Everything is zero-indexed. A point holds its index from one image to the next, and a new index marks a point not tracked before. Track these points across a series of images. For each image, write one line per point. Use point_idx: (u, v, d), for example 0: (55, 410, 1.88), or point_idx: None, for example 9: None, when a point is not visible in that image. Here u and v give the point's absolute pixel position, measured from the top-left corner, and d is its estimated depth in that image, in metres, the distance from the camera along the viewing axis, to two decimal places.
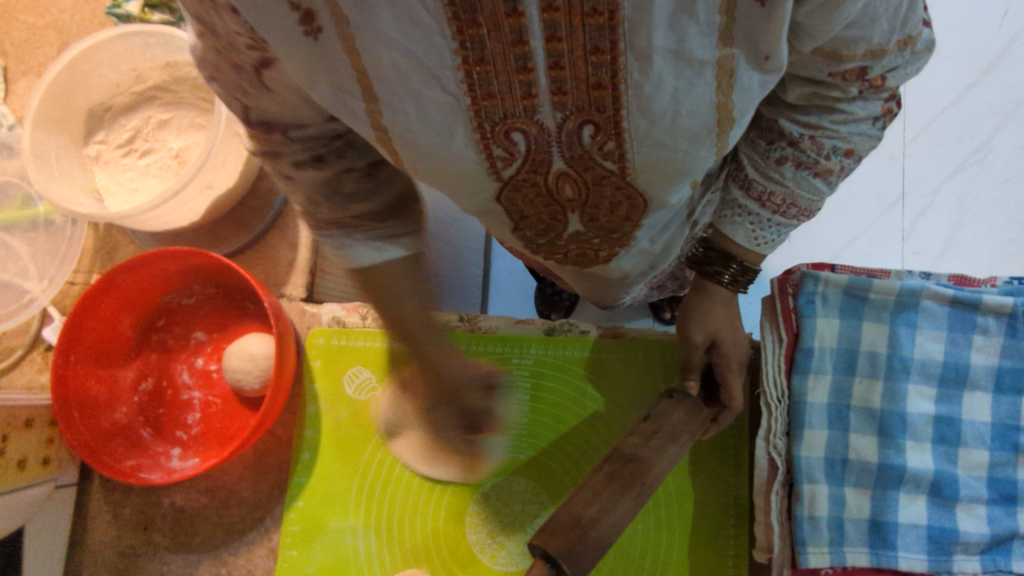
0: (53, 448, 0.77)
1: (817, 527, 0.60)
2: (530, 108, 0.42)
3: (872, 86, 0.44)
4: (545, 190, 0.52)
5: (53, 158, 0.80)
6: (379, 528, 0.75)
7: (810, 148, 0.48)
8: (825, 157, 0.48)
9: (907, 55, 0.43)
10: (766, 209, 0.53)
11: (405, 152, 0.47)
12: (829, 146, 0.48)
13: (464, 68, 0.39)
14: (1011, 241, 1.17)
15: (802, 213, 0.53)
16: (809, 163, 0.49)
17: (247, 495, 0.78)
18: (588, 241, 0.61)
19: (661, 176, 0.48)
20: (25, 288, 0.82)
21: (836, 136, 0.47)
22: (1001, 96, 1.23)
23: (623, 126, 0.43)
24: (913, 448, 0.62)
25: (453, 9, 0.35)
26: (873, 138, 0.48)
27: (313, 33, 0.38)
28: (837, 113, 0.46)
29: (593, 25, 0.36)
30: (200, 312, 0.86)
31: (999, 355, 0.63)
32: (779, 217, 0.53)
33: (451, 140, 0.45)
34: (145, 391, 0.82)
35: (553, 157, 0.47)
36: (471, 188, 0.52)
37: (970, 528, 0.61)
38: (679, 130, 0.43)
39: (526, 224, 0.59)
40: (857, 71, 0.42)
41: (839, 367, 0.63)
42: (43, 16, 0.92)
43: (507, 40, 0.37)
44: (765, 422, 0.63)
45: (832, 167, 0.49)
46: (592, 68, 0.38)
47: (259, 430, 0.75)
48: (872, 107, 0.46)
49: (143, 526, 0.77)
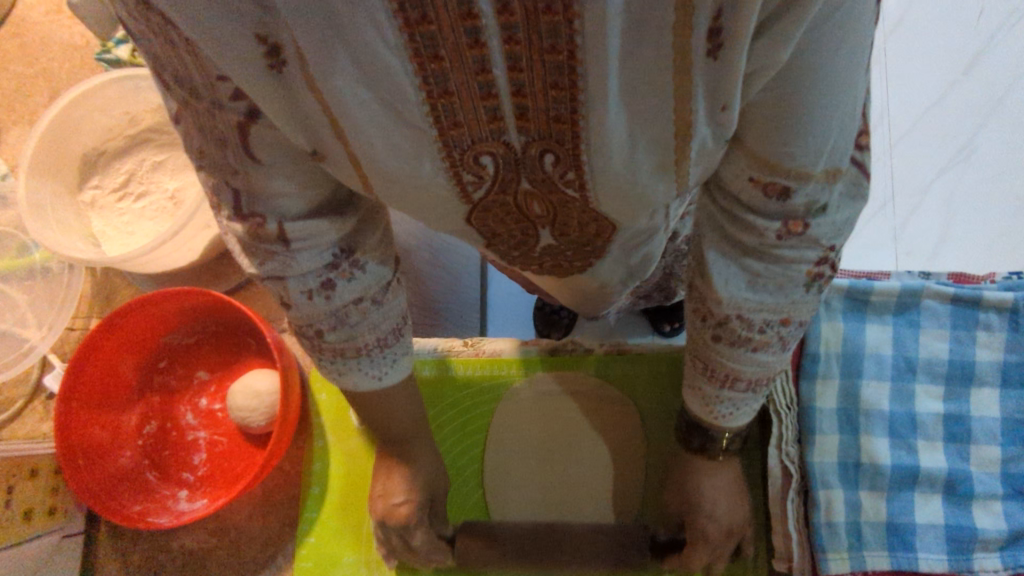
0: (58, 496, 0.76)
1: (836, 532, 0.60)
2: (496, 130, 0.38)
3: (792, 232, 0.39)
4: (514, 209, 0.49)
5: (48, 206, 0.80)
6: (392, 560, 0.74)
7: (738, 324, 0.44)
8: (759, 331, 0.44)
9: (835, 193, 0.38)
10: (713, 382, 0.49)
11: (370, 187, 0.43)
12: (760, 321, 0.44)
13: (428, 101, 0.35)
14: (1002, 235, 1.18)
15: (753, 385, 0.48)
16: (743, 340, 0.45)
17: (257, 534, 0.77)
18: (561, 252, 0.59)
19: (625, 205, 0.45)
20: (24, 336, 0.82)
21: (762, 308, 0.44)
22: (983, 93, 1.25)
23: (583, 160, 0.39)
24: (925, 447, 0.62)
25: (414, 44, 0.32)
26: (810, 302, 0.44)
27: (279, 66, 0.33)
28: (756, 268, 0.42)
29: (553, 62, 0.33)
30: (202, 351, 0.86)
31: (1003, 350, 0.64)
32: (729, 391, 0.49)
33: (419, 169, 0.40)
34: (149, 434, 0.82)
35: (520, 179, 0.43)
36: (437, 210, 0.48)
37: (987, 524, 0.60)
38: (639, 165, 0.39)
39: (498, 239, 0.57)
40: (778, 189, 0.38)
41: (846, 371, 0.64)
42: (33, 65, 0.93)
43: (470, 70, 0.34)
44: (777, 430, 0.62)
45: (769, 338, 0.45)
46: (552, 103, 0.35)
47: (269, 462, 0.75)
48: (798, 273, 0.41)
49: (153, 572, 0.76)
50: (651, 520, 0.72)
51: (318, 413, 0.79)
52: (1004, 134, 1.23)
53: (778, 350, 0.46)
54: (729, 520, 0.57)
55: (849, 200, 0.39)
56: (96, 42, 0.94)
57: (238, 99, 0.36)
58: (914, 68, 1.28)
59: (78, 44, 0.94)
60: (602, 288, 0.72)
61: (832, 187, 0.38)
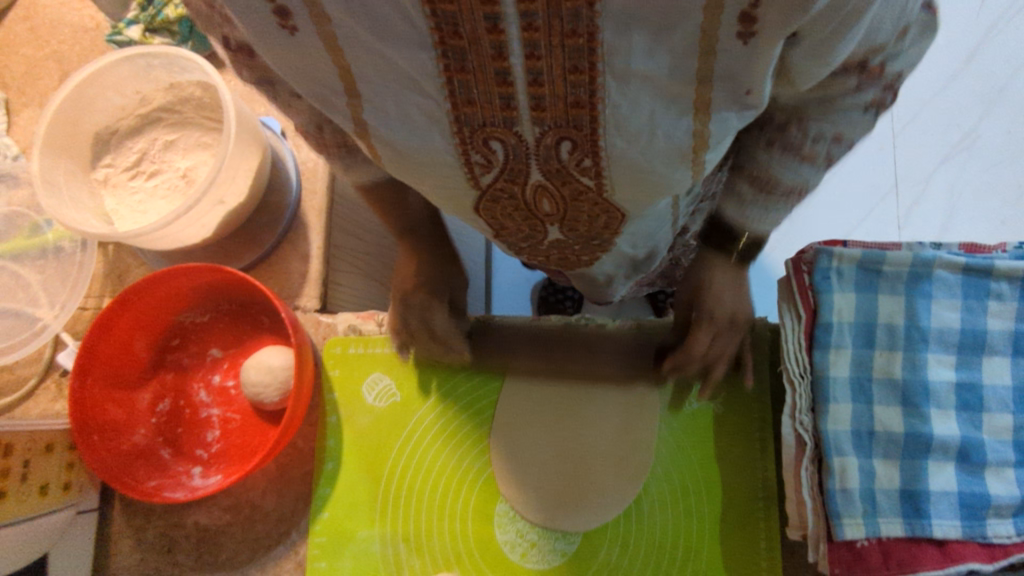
0: (73, 473, 0.76)
1: (851, 499, 0.60)
2: (509, 119, 0.40)
3: (871, 76, 0.39)
4: (522, 205, 0.51)
5: (62, 184, 0.81)
6: (407, 534, 0.75)
7: (795, 130, 0.44)
8: (810, 142, 0.44)
9: (909, 40, 0.38)
10: (753, 187, 0.50)
11: (398, 148, 0.44)
12: (815, 131, 0.43)
13: (445, 76, 0.37)
14: (1005, 223, 1.19)
15: (792, 193, 0.49)
16: (794, 145, 0.45)
17: (271, 509, 0.77)
18: (569, 247, 0.61)
19: (636, 192, 0.46)
20: (36, 316, 0.82)
21: (823, 122, 0.43)
22: (985, 82, 1.26)
23: (600, 145, 0.41)
24: (938, 415, 0.63)
25: (435, 20, 0.33)
26: (865, 126, 0.43)
27: (289, 29, 0.37)
28: (829, 109, 0.41)
29: (572, 47, 0.34)
30: (215, 330, 0.86)
31: (1014, 319, 0.65)
32: (771, 197, 0.49)
33: (431, 141, 0.43)
34: (163, 412, 0.82)
35: (531, 169, 0.45)
36: (449, 193, 0.50)
37: (1001, 491, 0.61)
38: (653, 150, 0.41)
39: (506, 233, 0.58)
40: (856, 63, 0.38)
41: (858, 341, 0.64)
42: (43, 47, 0.93)
43: (487, 54, 0.35)
44: (790, 399, 0.63)
45: (818, 152, 0.45)
46: (571, 87, 0.36)
47: (283, 438, 0.76)
48: (864, 98, 0.40)
49: (167, 549, 0.77)
50: (663, 493, 0.72)
51: (330, 390, 0.80)
52: (1007, 122, 1.24)
53: (820, 170, 0.47)
54: (735, 309, 0.64)
55: (922, 38, 0.38)
56: (107, 24, 0.94)
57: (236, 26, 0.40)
58: None
59: (88, 26, 0.94)
60: (608, 281, 0.73)
61: (905, 40, 0.37)
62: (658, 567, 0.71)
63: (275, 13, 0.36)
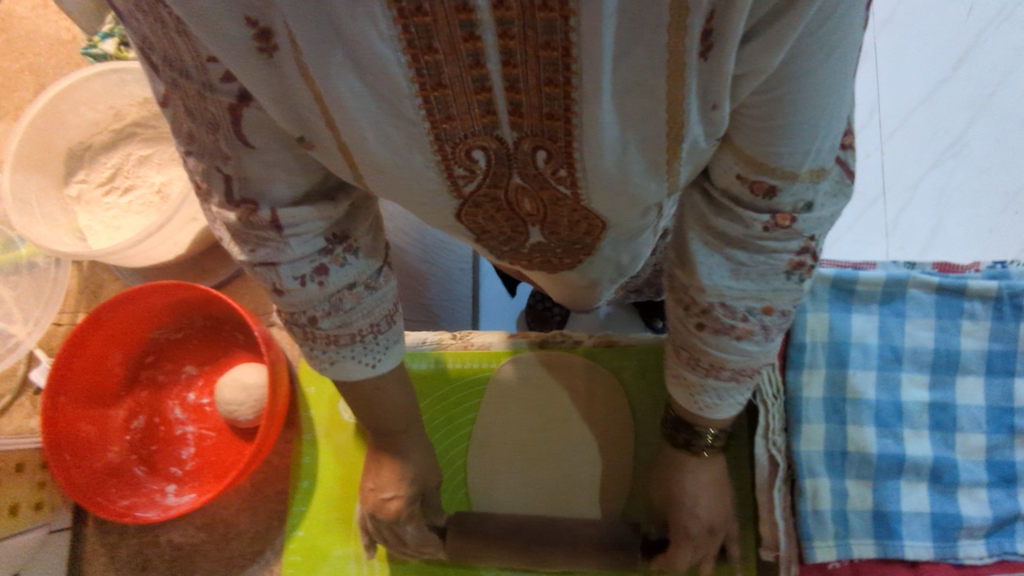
0: (45, 491, 0.76)
1: (822, 521, 0.60)
2: (489, 125, 0.38)
3: (779, 225, 0.40)
4: (505, 206, 0.49)
5: (34, 200, 0.80)
6: (381, 553, 0.74)
7: (721, 313, 0.45)
8: (741, 320, 0.45)
9: (821, 189, 0.39)
10: (697, 372, 0.50)
11: (364, 181, 0.44)
12: (742, 309, 0.45)
13: (422, 94, 0.36)
14: (993, 231, 1.19)
15: (738, 373, 0.49)
16: (725, 328, 0.46)
17: (246, 528, 0.77)
18: (551, 250, 0.60)
19: (613, 200, 0.45)
20: (9, 331, 0.81)
21: (746, 297, 0.44)
22: (972, 89, 1.26)
23: (575, 156, 0.40)
24: (910, 435, 0.62)
25: (409, 36, 0.32)
26: (790, 291, 0.44)
27: (268, 52, 0.33)
28: (751, 254, 0.42)
29: (547, 58, 0.33)
30: (190, 346, 0.85)
31: (988, 338, 0.64)
32: (713, 380, 0.50)
33: (411, 160, 0.40)
34: (137, 429, 0.81)
35: (512, 173, 0.43)
36: (428, 203, 0.48)
37: (973, 512, 0.61)
38: (629, 163, 0.40)
39: (486, 235, 0.57)
40: (764, 187, 0.39)
41: (831, 361, 0.64)
42: (18, 60, 0.92)
43: (465, 63, 0.34)
44: (763, 420, 0.61)
45: (752, 327, 0.46)
46: (546, 99, 0.36)
47: (256, 455, 0.74)
48: (787, 247, 0.41)
49: (141, 567, 0.76)
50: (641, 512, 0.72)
51: (306, 408, 0.79)
52: (994, 130, 1.24)
53: (761, 338, 0.47)
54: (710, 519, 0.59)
55: (834, 196, 0.40)
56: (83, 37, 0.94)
57: (229, 82, 0.35)
58: (904, 65, 1.28)
59: (65, 39, 0.93)
60: (591, 285, 0.72)
61: (820, 184, 0.39)
62: None
63: (255, 37, 0.32)
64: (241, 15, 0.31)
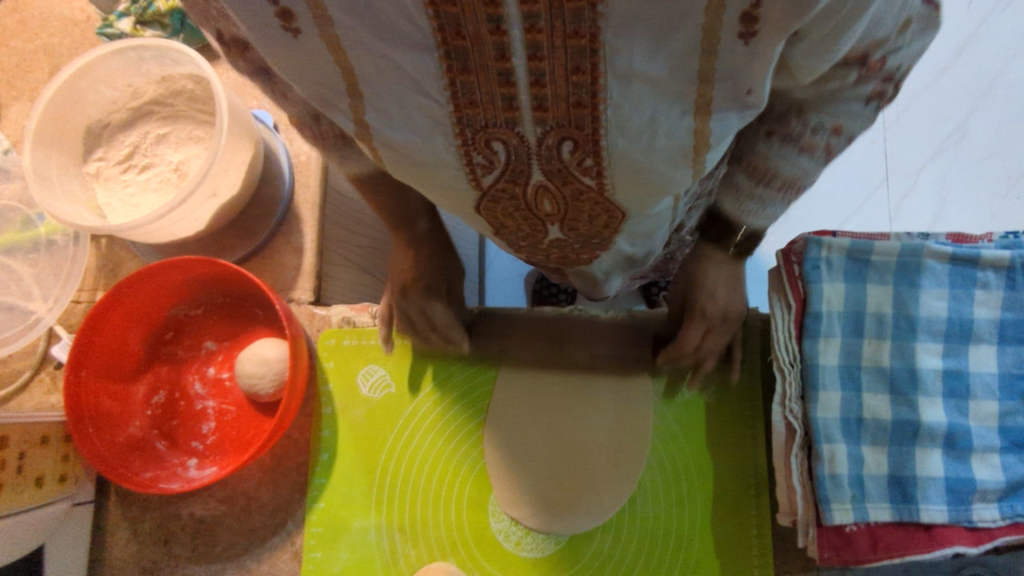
0: (69, 465, 0.77)
1: (840, 485, 0.61)
2: (511, 119, 0.40)
3: (871, 70, 0.39)
4: (524, 205, 0.51)
5: (54, 178, 0.81)
6: (402, 524, 0.76)
7: (794, 122, 0.43)
8: (810, 133, 0.43)
9: (909, 36, 0.37)
10: (750, 181, 0.49)
11: (385, 151, 0.46)
12: (814, 123, 0.43)
13: (448, 76, 0.38)
14: (995, 215, 1.20)
15: (788, 187, 0.48)
16: (792, 138, 0.44)
17: (267, 500, 0.78)
18: (569, 245, 0.61)
19: (637, 192, 0.47)
20: (29, 309, 0.82)
21: (823, 116, 0.42)
22: (976, 74, 1.27)
23: (601, 144, 0.41)
24: (925, 403, 0.64)
25: (438, 21, 0.34)
26: (863, 118, 0.43)
27: (293, 31, 0.37)
28: (829, 103, 0.41)
29: (574, 47, 0.35)
30: (209, 323, 0.86)
31: (1000, 308, 0.65)
32: (762, 190, 0.49)
33: (431, 142, 0.43)
34: (157, 404, 0.82)
35: (532, 168, 0.45)
36: (451, 191, 0.50)
37: (986, 476, 0.62)
38: (654, 150, 0.42)
39: (506, 230, 0.58)
40: (858, 57, 0.37)
41: (847, 331, 0.65)
42: (33, 40, 0.93)
43: (490, 55, 0.35)
44: (780, 388, 0.64)
45: (817, 144, 0.44)
46: (574, 87, 0.37)
47: (278, 430, 0.76)
48: (864, 90, 0.40)
49: (164, 539, 0.78)
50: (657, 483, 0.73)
51: (325, 382, 0.80)
52: (997, 115, 1.25)
53: (821, 158, 0.46)
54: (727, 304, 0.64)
55: (922, 35, 0.38)
56: (97, 17, 0.94)
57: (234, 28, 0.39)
58: None
59: (78, 19, 0.94)
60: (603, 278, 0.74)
61: (907, 35, 0.37)
62: (651, 556, 0.71)
63: (278, 16, 0.36)
64: None
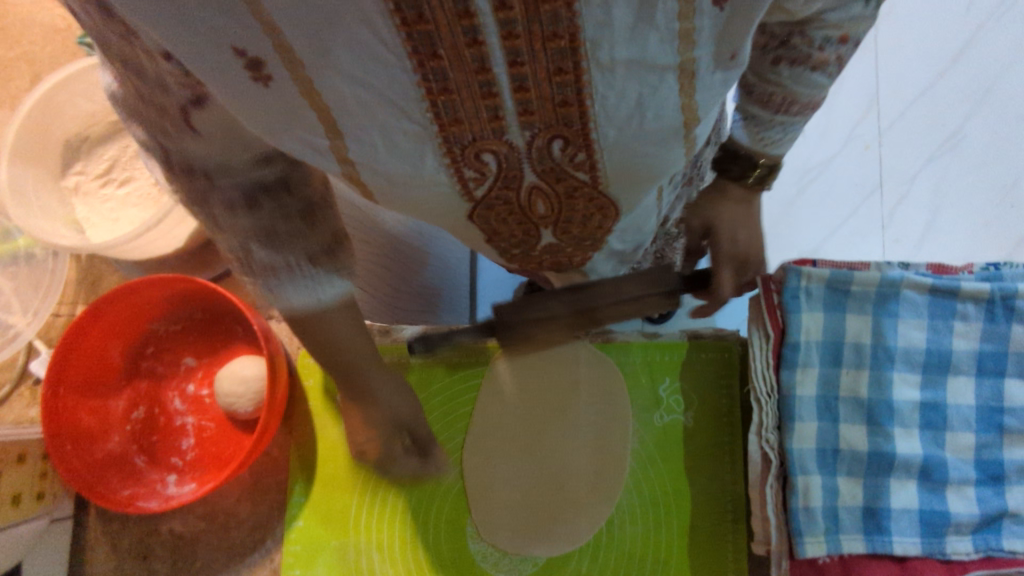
0: (46, 482, 0.77)
1: (813, 518, 0.61)
2: (498, 129, 0.39)
3: None
4: (516, 209, 0.49)
5: (31, 192, 0.79)
6: (381, 543, 0.76)
7: (799, 42, 0.45)
8: (818, 49, 0.45)
9: None
10: (769, 111, 0.51)
11: (373, 181, 0.44)
12: (819, 38, 0.44)
13: (428, 98, 0.36)
14: (988, 224, 1.19)
15: (806, 108, 0.50)
16: (802, 58, 0.46)
17: (246, 517, 0.78)
18: (561, 250, 0.59)
19: (632, 180, 0.46)
20: (8, 322, 0.81)
21: (827, 27, 0.44)
22: (972, 81, 1.25)
23: (592, 138, 0.41)
24: (902, 434, 0.63)
25: (412, 43, 0.32)
26: (869, 19, 0.44)
27: (262, 80, 0.34)
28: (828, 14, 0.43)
29: (555, 49, 0.34)
30: (190, 338, 0.86)
31: (978, 340, 0.64)
32: (782, 116, 0.51)
33: (420, 167, 0.42)
34: (137, 420, 0.82)
35: (525, 172, 0.44)
36: (439, 208, 0.48)
37: (960, 508, 0.62)
38: (645, 134, 0.41)
39: (497, 240, 0.56)
40: None
41: (826, 360, 0.65)
42: (12, 47, 0.91)
43: (470, 68, 0.34)
44: (756, 417, 0.64)
45: (828, 58, 0.46)
46: (557, 89, 0.36)
47: (256, 448, 0.75)
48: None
49: (143, 554, 0.78)
50: (634, 504, 0.73)
51: (305, 400, 0.80)
52: (992, 123, 1.23)
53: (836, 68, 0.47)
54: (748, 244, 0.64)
55: None
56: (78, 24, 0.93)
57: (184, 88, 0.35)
58: (905, 57, 1.28)
59: (60, 27, 0.93)
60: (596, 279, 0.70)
61: None
62: None
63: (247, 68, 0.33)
64: (227, 45, 0.32)
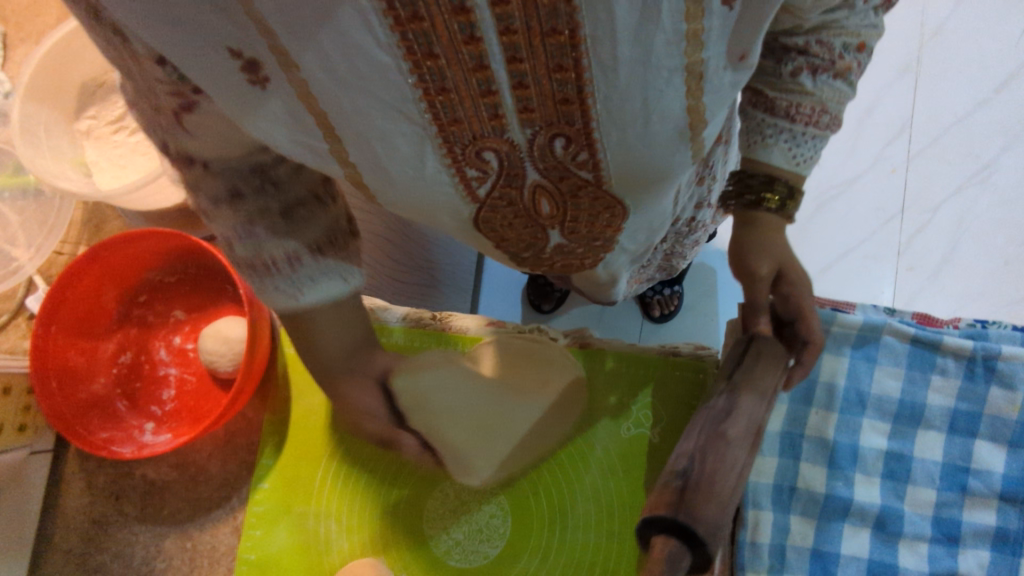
0: (30, 415, 0.79)
1: (758, 554, 0.61)
2: (498, 128, 0.35)
3: None
4: (523, 211, 0.45)
5: (42, 133, 0.82)
6: (340, 514, 0.77)
7: (820, 50, 0.41)
8: (840, 57, 0.41)
9: None
10: (797, 124, 0.44)
11: (377, 184, 0.41)
12: (839, 45, 0.41)
13: (426, 99, 0.33)
14: (1009, 262, 1.15)
15: (835, 121, 0.44)
16: (825, 67, 0.41)
17: (215, 473, 0.80)
18: (573, 252, 0.53)
19: (638, 184, 0.41)
20: (13, 256, 0.83)
21: (844, 33, 0.40)
22: (1012, 115, 1.20)
23: (596, 137, 0.36)
24: (862, 480, 0.63)
25: (407, 42, 0.30)
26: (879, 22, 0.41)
27: (262, 83, 0.32)
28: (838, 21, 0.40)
29: (555, 44, 0.30)
30: (180, 292, 0.89)
31: (955, 397, 0.63)
32: (813, 129, 0.44)
33: (422, 170, 0.39)
34: (124, 363, 0.85)
35: (528, 172, 0.39)
36: (443, 211, 0.45)
37: (910, 563, 0.61)
38: (651, 136, 0.36)
39: (505, 245, 0.52)
40: None
41: (796, 398, 0.64)
42: None
43: (468, 66, 0.31)
44: None
45: (851, 65, 0.42)
46: (557, 85, 0.32)
47: (233, 407, 0.77)
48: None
49: (115, 496, 0.80)
50: (590, 512, 0.73)
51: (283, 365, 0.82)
52: None
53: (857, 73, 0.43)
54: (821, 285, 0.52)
55: None
56: None
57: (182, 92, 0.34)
58: (946, 83, 1.23)
59: None
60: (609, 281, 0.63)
61: None
62: None
63: (244, 70, 0.32)
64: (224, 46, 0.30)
